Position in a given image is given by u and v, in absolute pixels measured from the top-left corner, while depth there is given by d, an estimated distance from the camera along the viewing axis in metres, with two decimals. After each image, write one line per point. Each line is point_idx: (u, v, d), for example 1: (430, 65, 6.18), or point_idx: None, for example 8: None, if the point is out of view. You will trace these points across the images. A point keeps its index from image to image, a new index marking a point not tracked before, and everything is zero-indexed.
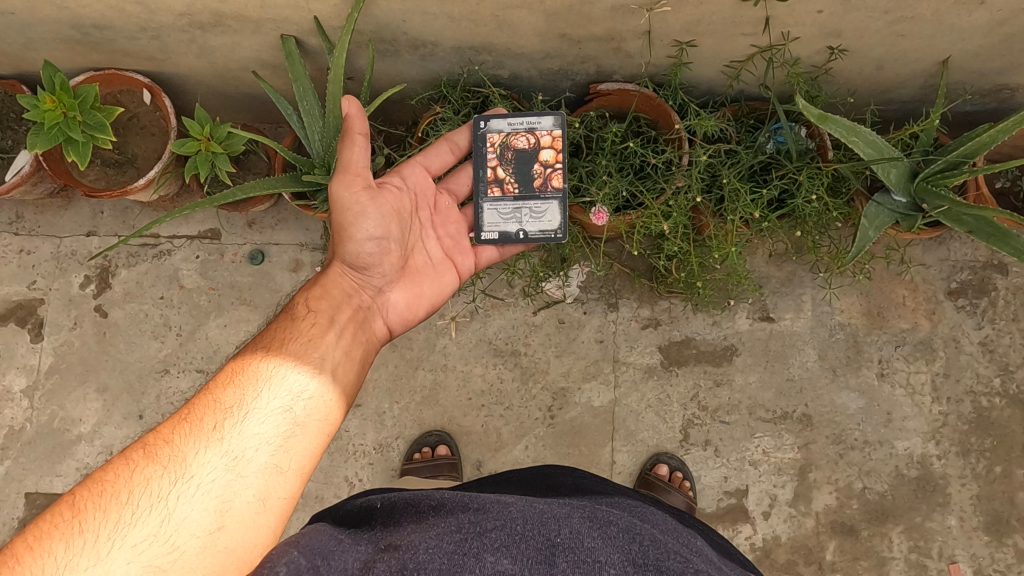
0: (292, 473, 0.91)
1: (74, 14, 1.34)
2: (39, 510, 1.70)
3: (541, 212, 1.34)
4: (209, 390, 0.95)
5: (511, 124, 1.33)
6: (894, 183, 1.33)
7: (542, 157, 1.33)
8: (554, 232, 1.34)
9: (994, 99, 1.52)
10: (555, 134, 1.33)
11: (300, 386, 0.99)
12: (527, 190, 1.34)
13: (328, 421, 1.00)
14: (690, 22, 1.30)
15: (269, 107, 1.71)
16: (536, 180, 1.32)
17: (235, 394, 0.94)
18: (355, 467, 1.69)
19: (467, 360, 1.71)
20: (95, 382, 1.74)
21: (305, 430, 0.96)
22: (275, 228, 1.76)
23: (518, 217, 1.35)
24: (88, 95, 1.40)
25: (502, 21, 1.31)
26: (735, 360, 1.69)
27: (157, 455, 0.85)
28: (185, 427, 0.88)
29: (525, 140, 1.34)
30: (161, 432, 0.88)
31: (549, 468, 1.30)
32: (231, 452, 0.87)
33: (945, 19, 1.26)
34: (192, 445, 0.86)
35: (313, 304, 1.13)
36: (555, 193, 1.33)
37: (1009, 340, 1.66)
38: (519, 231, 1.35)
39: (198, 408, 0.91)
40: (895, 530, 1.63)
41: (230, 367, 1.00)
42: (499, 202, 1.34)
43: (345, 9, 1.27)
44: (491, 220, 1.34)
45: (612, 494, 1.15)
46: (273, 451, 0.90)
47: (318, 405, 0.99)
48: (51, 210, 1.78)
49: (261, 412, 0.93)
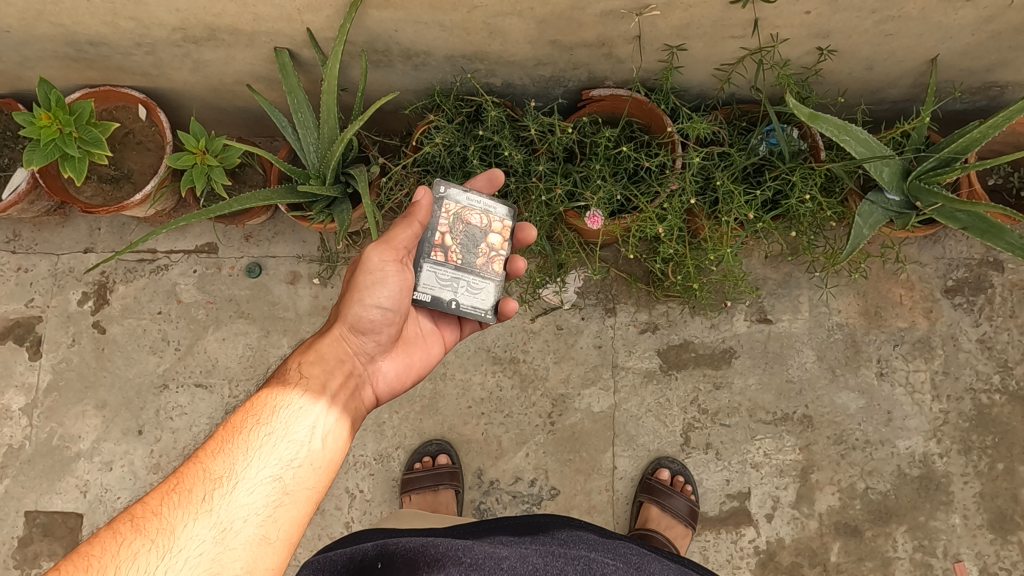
0: (281, 543, 0.85)
1: (69, 32, 1.35)
2: (39, 529, 1.69)
3: (475, 290, 1.27)
4: (197, 456, 0.88)
5: (469, 198, 1.26)
6: (888, 181, 1.33)
7: (490, 240, 1.28)
8: (483, 312, 1.28)
9: (983, 96, 1.54)
10: (506, 223, 1.29)
11: (292, 452, 0.91)
12: (469, 265, 1.26)
13: (317, 488, 0.93)
14: (680, 26, 1.31)
15: (264, 119, 1.72)
16: (481, 259, 1.26)
17: (225, 462, 0.87)
18: (356, 478, 1.68)
19: (466, 369, 1.71)
20: (94, 398, 1.74)
21: (294, 499, 0.89)
22: (272, 241, 1.76)
23: (454, 287, 1.25)
24: (83, 111, 1.41)
25: (493, 29, 1.32)
26: (734, 363, 1.69)
27: (144, 528, 0.79)
28: (173, 497, 0.82)
29: (476, 219, 1.27)
30: (147, 502, 0.82)
31: (540, 516, 1.26)
32: (220, 525, 0.82)
33: (932, 17, 1.27)
34: (179, 517, 0.81)
35: (307, 368, 1.03)
36: (494, 276, 1.28)
37: (1007, 336, 1.66)
38: (451, 301, 1.25)
39: (187, 475, 0.85)
40: (898, 529, 1.62)
41: (219, 431, 0.92)
42: (439, 267, 1.24)
43: (338, 20, 1.28)
44: (428, 282, 1.23)
45: (609, 539, 1.17)
46: (262, 521, 0.84)
47: (308, 471, 0.92)
48: (48, 228, 1.78)
49: (249, 481, 0.86)
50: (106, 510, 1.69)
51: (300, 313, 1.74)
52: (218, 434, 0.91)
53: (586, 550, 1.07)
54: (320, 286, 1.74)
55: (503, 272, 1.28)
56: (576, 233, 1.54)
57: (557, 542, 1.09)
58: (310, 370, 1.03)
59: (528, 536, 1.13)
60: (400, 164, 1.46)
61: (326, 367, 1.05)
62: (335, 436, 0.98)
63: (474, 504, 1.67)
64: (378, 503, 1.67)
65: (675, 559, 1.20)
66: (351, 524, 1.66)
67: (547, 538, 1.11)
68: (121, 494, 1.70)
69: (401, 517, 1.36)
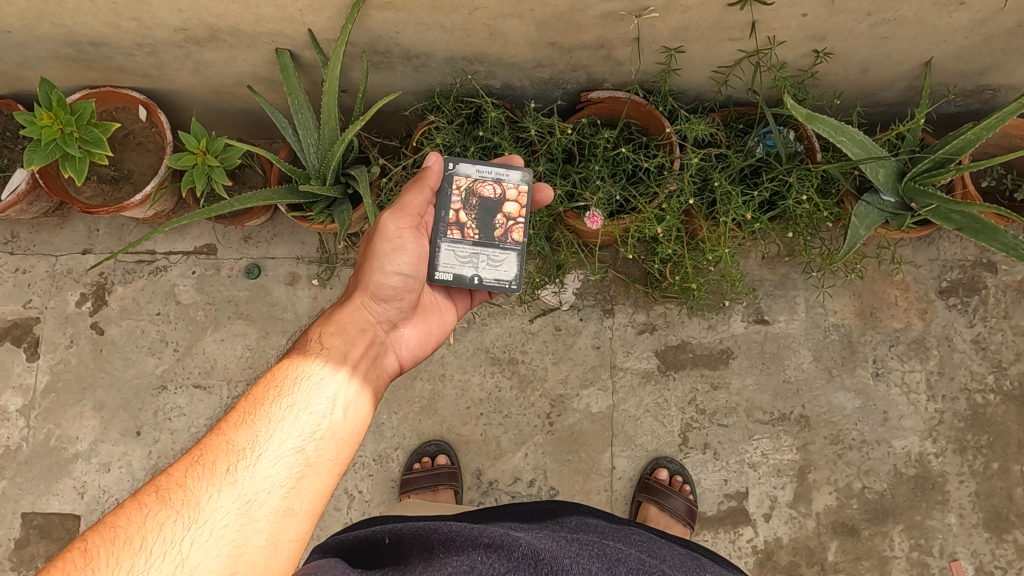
0: (304, 515, 0.85)
1: (71, 32, 1.35)
2: (36, 530, 1.68)
3: (497, 262, 1.26)
4: (219, 429, 0.88)
5: (479, 170, 1.25)
6: (883, 182, 1.35)
7: (505, 209, 1.26)
8: (509, 282, 1.26)
9: (976, 99, 1.56)
10: (521, 188, 1.27)
11: (314, 424, 0.92)
12: (487, 238, 1.25)
13: (339, 460, 0.93)
14: (678, 28, 1.32)
15: (263, 121, 1.73)
16: (499, 230, 1.25)
17: (248, 434, 0.87)
18: (355, 479, 1.68)
19: (465, 370, 1.72)
20: (92, 400, 1.73)
21: (316, 471, 0.89)
22: (271, 242, 1.77)
23: (475, 263, 1.25)
24: (85, 111, 1.41)
25: (494, 31, 1.33)
26: (731, 363, 1.70)
27: (169, 499, 0.79)
28: (197, 469, 0.83)
29: (490, 190, 1.26)
30: (171, 473, 0.82)
31: (551, 504, 1.26)
32: (243, 496, 0.82)
33: (927, 20, 1.28)
34: (204, 489, 0.81)
35: (327, 339, 1.03)
36: (515, 245, 1.26)
37: (1000, 337, 1.68)
38: (474, 276, 1.25)
39: (209, 448, 0.85)
40: (895, 528, 1.63)
41: (241, 404, 0.91)
42: (457, 245, 1.24)
43: (339, 21, 1.29)
44: (447, 261, 1.24)
45: (619, 526, 1.18)
46: (285, 493, 0.84)
47: (330, 443, 0.92)
48: (47, 229, 1.78)
49: (272, 453, 0.86)
50: (105, 512, 1.68)
51: (299, 314, 1.74)
52: (240, 408, 0.91)
53: (598, 536, 1.08)
54: (319, 287, 1.75)
55: (524, 240, 1.26)
56: (575, 234, 1.55)
57: (568, 529, 1.10)
58: (331, 341, 1.03)
59: (538, 523, 1.14)
60: (400, 166, 1.47)
61: (347, 338, 1.05)
62: (357, 406, 0.99)
63: (474, 504, 1.67)
64: (377, 503, 1.68)
65: (681, 543, 1.21)
66: (349, 525, 1.66)
67: (556, 524, 1.12)
68: (119, 495, 1.69)
69: (405, 507, 1.36)
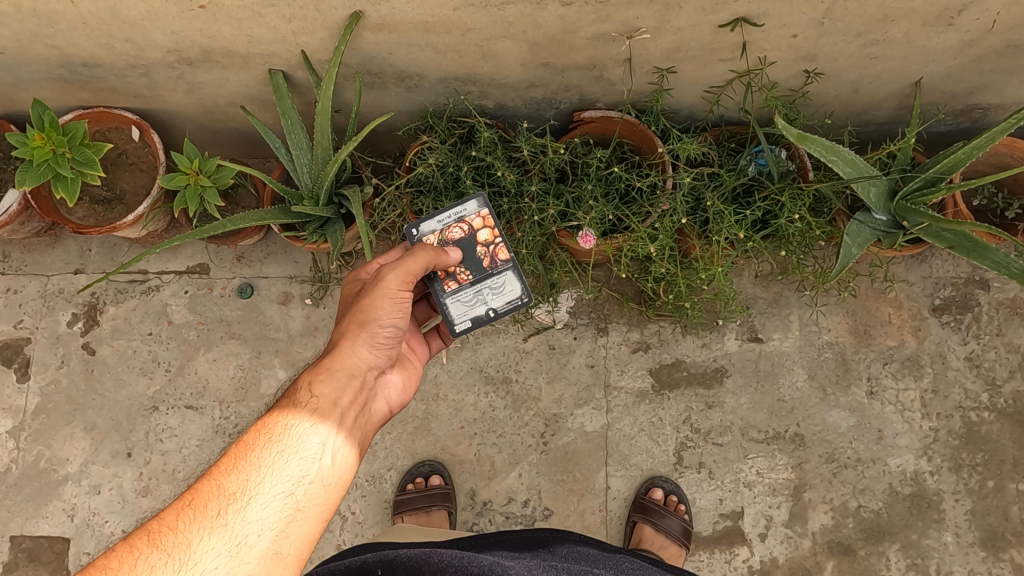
0: (293, 559, 0.85)
1: (64, 53, 1.36)
2: (24, 554, 1.66)
3: (500, 288, 1.30)
4: (211, 473, 0.88)
5: (441, 222, 1.30)
6: (875, 201, 1.35)
7: (480, 238, 1.30)
8: (519, 299, 1.31)
9: (966, 118, 1.57)
10: (482, 215, 1.31)
11: (304, 470, 0.91)
12: (480, 273, 1.30)
13: (329, 505, 0.93)
14: (669, 49, 1.33)
15: (257, 141, 1.73)
16: (483, 259, 1.29)
17: (239, 478, 0.87)
18: (348, 500, 1.67)
19: (458, 390, 1.71)
20: (83, 421, 1.72)
21: (306, 515, 0.89)
22: (264, 261, 1.76)
23: (481, 298, 1.30)
24: (77, 132, 1.41)
25: (486, 52, 1.34)
26: (725, 382, 1.69)
27: (160, 542, 0.80)
28: (188, 512, 0.83)
29: (457, 232, 1.30)
30: (163, 517, 0.83)
31: (541, 532, 1.26)
32: (235, 538, 0.82)
33: (916, 41, 1.29)
34: (195, 532, 0.81)
35: (317, 386, 1.01)
36: (506, 265, 1.30)
37: (994, 354, 1.68)
38: (487, 311, 1.30)
39: (201, 492, 0.85)
40: (892, 547, 1.62)
41: (233, 449, 0.92)
42: (458, 293, 1.28)
43: (332, 43, 1.30)
44: (459, 312, 1.28)
45: (610, 554, 1.19)
46: (275, 536, 0.85)
47: (319, 488, 0.92)
48: (39, 249, 1.78)
49: (263, 496, 0.86)
50: (94, 535, 1.66)
51: (292, 333, 1.74)
52: (231, 452, 0.91)
53: (590, 566, 1.10)
54: (312, 306, 1.74)
55: (511, 256, 1.30)
56: (568, 253, 1.55)
57: (559, 559, 1.11)
58: (322, 390, 1.01)
59: (529, 552, 1.13)
60: (393, 186, 1.47)
61: (338, 385, 1.02)
62: (345, 453, 0.98)
63: (468, 525, 1.66)
64: (371, 525, 1.66)
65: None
66: (342, 547, 1.65)
67: (547, 553, 1.13)
68: (109, 518, 1.67)
69: (402, 532, 1.36)
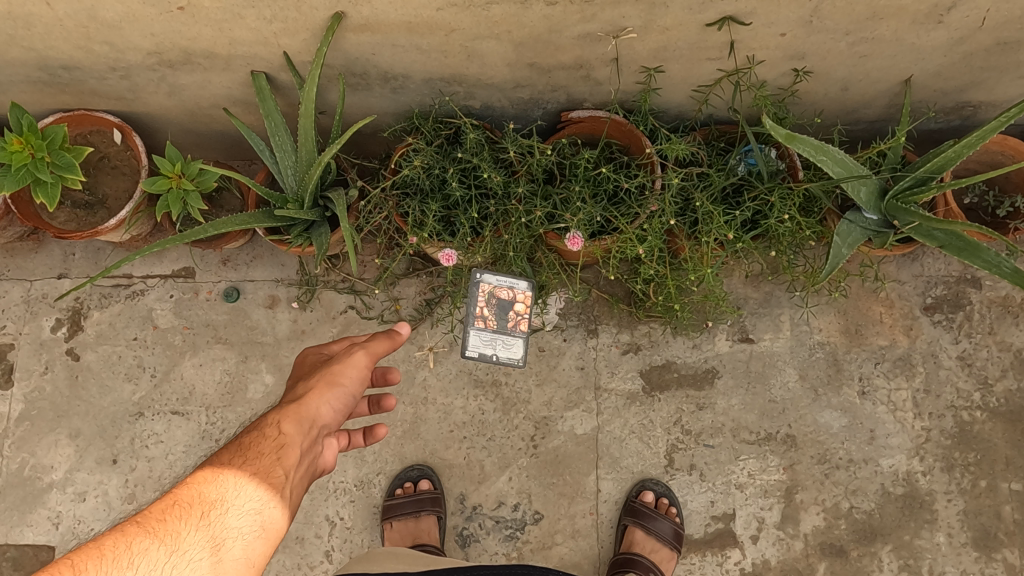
0: None
1: (42, 56, 1.33)
2: (8, 563, 1.64)
3: (509, 344, 1.53)
4: (152, 508, 0.91)
5: (497, 278, 1.48)
6: (865, 201, 1.33)
7: (517, 307, 1.50)
8: (516, 360, 1.55)
9: (957, 115, 1.56)
10: (529, 294, 1.50)
11: (242, 516, 0.93)
12: (502, 328, 1.51)
13: (261, 557, 0.94)
14: (656, 48, 1.31)
15: (241, 142, 1.71)
16: (510, 321, 1.50)
17: (178, 516, 0.89)
18: (337, 505, 1.66)
19: (448, 393, 1.69)
20: (67, 427, 1.70)
21: (238, 561, 0.90)
22: (250, 264, 1.74)
23: (493, 345, 1.52)
24: (56, 136, 1.39)
25: (471, 52, 1.32)
26: (716, 383, 1.68)
27: (99, 560, 0.81)
28: (126, 541, 0.85)
29: (506, 294, 1.49)
30: (103, 540, 0.85)
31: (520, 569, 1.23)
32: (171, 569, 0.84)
33: (906, 39, 1.28)
34: (134, 557, 0.83)
35: (267, 436, 1.04)
36: (522, 334, 1.52)
37: (986, 353, 1.67)
38: (493, 356, 1.51)
39: (140, 525, 0.87)
40: (884, 549, 1.61)
41: (172, 492, 0.94)
42: (479, 331, 1.50)
43: (315, 44, 1.28)
44: (473, 343, 1.50)
45: None
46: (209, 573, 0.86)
47: (255, 537, 0.93)
48: (21, 253, 1.76)
49: (199, 538, 0.88)
50: (80, 543, 1.65)
51: (279, 337, 1.72)
52: (171, 495, 0.94)
53: None
54: (300, 310, 1.73)
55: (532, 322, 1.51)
56: (557, 255, 1.53)
57: None
58: (271, 440, 1.03)
59: None
60: (378, 188, 1.44)
61: (287, 438, 1.04)
62: (285, 509, 0.99)
63: (457, 530, 1.64)
64: (359, 530, 1.65)
65: None
66: (331, 553, 1.64)
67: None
68: (95, 526, 1.65)
69: (387, 556, 1.35)
